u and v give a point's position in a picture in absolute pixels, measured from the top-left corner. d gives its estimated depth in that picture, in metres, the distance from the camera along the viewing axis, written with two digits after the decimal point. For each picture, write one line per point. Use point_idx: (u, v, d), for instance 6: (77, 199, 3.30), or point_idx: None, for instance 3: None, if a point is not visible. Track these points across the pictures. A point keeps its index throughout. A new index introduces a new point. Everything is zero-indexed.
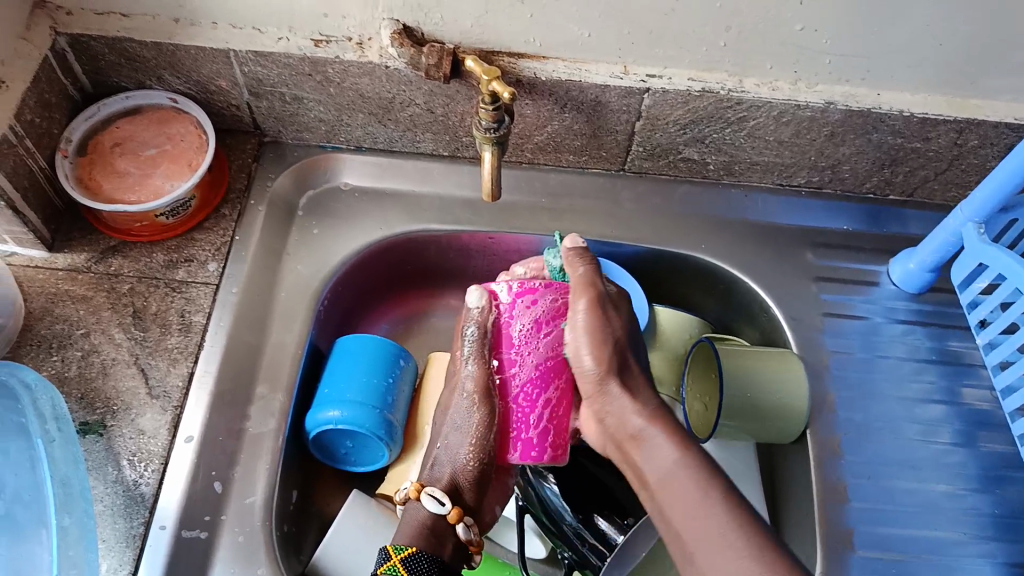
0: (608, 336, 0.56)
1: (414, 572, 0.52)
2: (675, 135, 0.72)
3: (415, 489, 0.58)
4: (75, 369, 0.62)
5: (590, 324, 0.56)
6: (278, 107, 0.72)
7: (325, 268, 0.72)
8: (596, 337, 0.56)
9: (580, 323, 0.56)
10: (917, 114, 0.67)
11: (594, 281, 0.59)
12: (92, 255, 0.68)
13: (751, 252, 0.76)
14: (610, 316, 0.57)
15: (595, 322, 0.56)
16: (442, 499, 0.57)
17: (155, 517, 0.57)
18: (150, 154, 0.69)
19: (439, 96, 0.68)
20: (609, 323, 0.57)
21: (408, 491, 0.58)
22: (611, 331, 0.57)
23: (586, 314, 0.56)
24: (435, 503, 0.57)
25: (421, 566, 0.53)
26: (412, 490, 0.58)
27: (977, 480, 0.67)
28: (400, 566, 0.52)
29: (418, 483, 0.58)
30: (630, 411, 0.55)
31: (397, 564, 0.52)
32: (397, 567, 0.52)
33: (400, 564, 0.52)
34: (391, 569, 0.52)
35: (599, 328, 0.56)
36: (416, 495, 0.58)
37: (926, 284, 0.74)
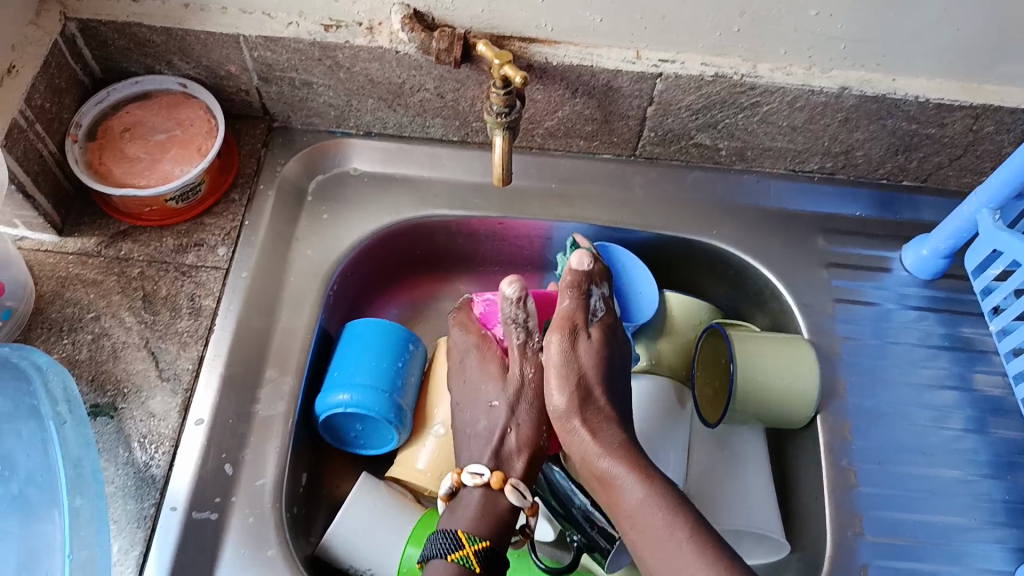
0: (574, 374, 0.58)
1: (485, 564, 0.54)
2: (687, 120, 0.71)
3: (501, 481, 0.57)
4: (86, 352, 0.62)
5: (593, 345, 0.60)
6: (287, 92, 0.72)
7: (334, 252, 0.72)
8: (562, 372, 0.58)
9: (553, 356, 0.59)
10: (932, 100, 0.67)
11: (577, 313, 0.61)
12: (102, 239, 0.68)
13: (762, 238, 0.75)
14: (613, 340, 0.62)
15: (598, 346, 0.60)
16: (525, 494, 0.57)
17: (165, 498, 0.57)
18: (160, 139, 0.69)
19: (450, 81, 0.68)
20: (578, 361, 0.59)
21: (492, 479, 0.57)
22: (578, 370, 0.58)
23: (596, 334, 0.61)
24: (518, 499, 0.57)
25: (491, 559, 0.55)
26: (497, 481, 0.57)
27: (989, 467, 0.66)
28: (473, 559, 0.54)
29: (502, 473, 0.57)
30: (592, 451, 0.55)
31: (470, 556, 0.54)
32: (469, 559, 0.54)
33: (472, 557, 0.54)
34: (462, 559, 0.53)
35: (568, 365, 0.58)
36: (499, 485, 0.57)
37: (939, 271, 0.73)
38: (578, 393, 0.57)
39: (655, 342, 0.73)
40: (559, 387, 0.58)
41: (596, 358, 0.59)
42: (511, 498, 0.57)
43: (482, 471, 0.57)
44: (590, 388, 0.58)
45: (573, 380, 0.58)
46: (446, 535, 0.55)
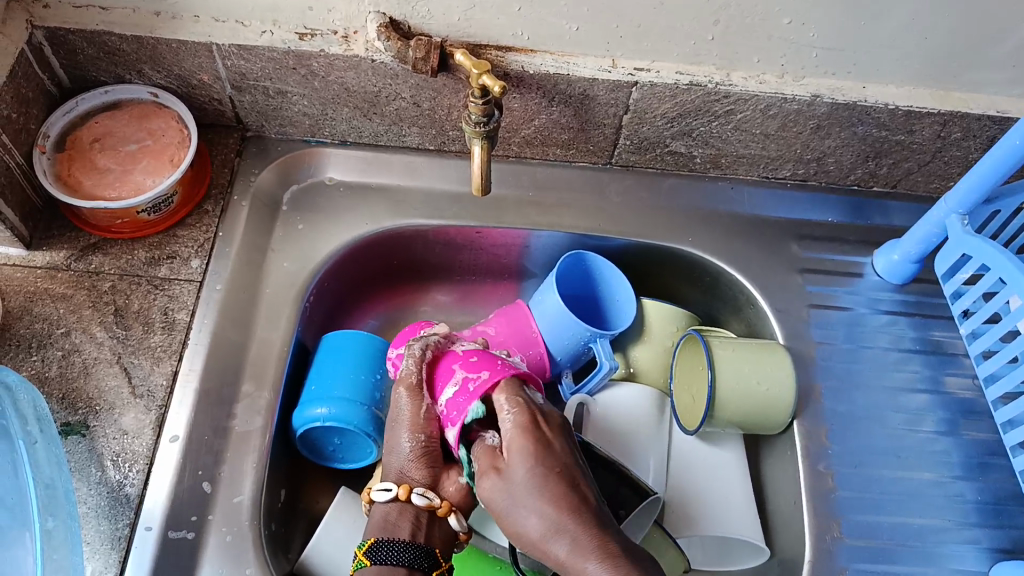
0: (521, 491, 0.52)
1: (379, 557, 0.53)
2: (662, 128, 0.72)
3: (448, 511, 0.56)
4: (56, 369, 0.61)
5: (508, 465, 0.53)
6: (261, 101, 0.71)
7: (312, 263, 0.71)
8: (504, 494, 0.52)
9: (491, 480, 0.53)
10: (901, 107, 0.68)
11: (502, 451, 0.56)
12: (72, 252, 0.66)
13: (737, 245, 0.76)
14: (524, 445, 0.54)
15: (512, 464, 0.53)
16: (387, 485, 0.57)
17: (140, 518, 0.56)
18: (130, 150, 0.68)
19: (426, 90, 0.68)
20: (513, 482, 0.52)
21: (397, 493, 0.56)
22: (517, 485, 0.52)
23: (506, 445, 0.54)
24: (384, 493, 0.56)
25: (387, 552, 0.53)
26: (403, 494, 0.56)
27: (962, 468, 0.67)
28: (363, 558, 0.53)
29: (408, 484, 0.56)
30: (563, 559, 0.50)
31: (359, 557, 0.54)
32: (361, 559, 0.53)
33: (363, 556, 0.53)
34: (360, 565, 0.53)
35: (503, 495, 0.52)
36: (406, 498, 0.56)
37: (910, 275, 0.74)
38: (540, 500, 0.51)
39: (632, 349, 0.74)
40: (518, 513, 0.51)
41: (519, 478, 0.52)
42: (453, 523, 0.57)
43: (431, 496, 0.56)
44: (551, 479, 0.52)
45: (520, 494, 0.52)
46: (389, 542, 0.54)
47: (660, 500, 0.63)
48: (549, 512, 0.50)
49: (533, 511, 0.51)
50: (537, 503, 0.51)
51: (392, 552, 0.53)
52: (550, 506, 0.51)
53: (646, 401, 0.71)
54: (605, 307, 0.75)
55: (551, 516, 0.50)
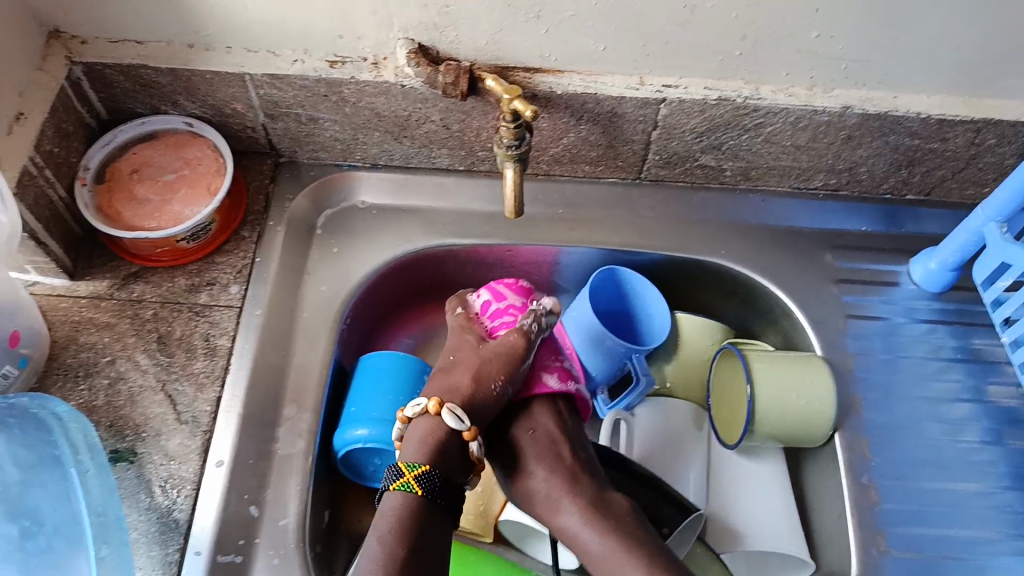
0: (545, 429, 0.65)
1: (428, 489, 0.56)
2: (691, 142, 0.72)
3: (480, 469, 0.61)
4: (103, 398, 0.62)
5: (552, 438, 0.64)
6: (293, 128, 0.72)
7: (347, 285, 0.72)
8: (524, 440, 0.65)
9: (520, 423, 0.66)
10: (934, 115, 0.67)
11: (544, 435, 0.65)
12: (115, 281, 0.68)
13: (772, 256, 0.76)
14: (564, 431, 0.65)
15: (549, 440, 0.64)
16: (463, 417, 0.59)
17: (189, 543, 0.56)
18: (168, 180, 0.69)
19: (455, 113, 0.68)
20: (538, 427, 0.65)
21: (466, 431, 0.59)
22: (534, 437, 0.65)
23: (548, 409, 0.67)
24: (459, 421, 0.59)
25: (434, 486, 0.57)
26: (471, 436, 0.59)
27: (1009, 478, 0.66)
28: (414, 485, 0.56)
29: (475, 429, 0.60)
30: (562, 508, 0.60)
31: (412, 482, 0.56)
32: (411, 485, 0.56)
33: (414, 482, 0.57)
34: (406, 486, 0.56)
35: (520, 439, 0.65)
36: (471, 439, 0.59)
37: (948, 283, 0.73)
38: (540, 451, 0.63)
39: (667, 364, 0.74)
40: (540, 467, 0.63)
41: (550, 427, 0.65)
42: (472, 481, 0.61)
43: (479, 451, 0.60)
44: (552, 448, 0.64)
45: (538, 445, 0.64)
46: (440, 476, 0.57)
47: (702, 515, 0.62)
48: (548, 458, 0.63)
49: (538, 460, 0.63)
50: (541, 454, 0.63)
51: (437, 487, 0.57)
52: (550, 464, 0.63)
53: (683, 412, 0.71)
54: (637, 322, 0.76)
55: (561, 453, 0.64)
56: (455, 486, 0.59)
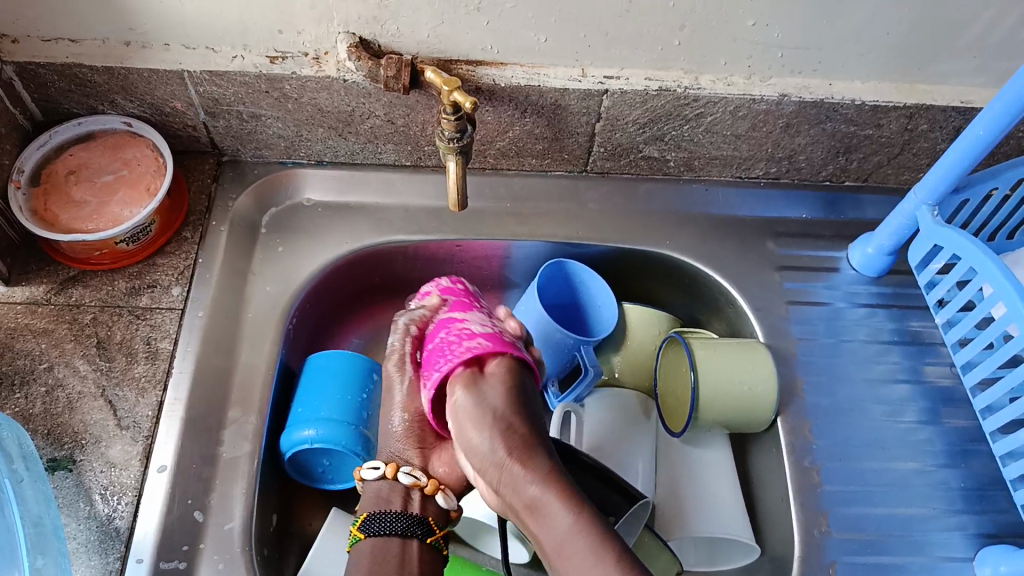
0: (492, 400, 0.53)
1: (368, 531, 0.55)
2: (635, 134, 0.72)
3: (435, 488, 0.58)
4: (40, 405, 0.61)
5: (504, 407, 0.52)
6: (235, 125, 0.71)
7: (293, 284, 0.71)
8: (476, 414, 0.52)
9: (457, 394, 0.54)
10: (867, 101, 0.69)
11: (497, 406, 0.53)
12: (51, 286, 0.66)
13: (716, 245, 0.77)
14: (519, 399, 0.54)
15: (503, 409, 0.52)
16: (373, 464, 0.59)
17: (131, 550, 0.56)
18: (106, 181, 0.68)
19: (399, 107, 0.68)
20: (483, 396, 0.53)
21: (385, 471, 0.58)
22: (488, 406, 0.53)
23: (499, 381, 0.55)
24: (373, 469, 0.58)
25: (373, 527, 0.55)
26: (390, 472, 0.58)
27: (945, 456, 0.68)
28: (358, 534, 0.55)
29: (394, 463, 0.58)
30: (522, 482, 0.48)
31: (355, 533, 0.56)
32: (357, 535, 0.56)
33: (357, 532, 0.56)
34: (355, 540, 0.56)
35: (472, 409, 0.53)
36: (394, 475, 0.58)
37: (885, 268, 0.75)
38: (498, 424, 0.51)
39: (615, 355, 0.74)
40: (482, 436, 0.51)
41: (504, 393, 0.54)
42: (441, 501, 0.58)
43: (417, 475, 0.58)
44: (509, 420, 0.52)
45: (486, 414, 0.52)
46: (380, 515, 0.56)
47: (648, 504, 0.63)
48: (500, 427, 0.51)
49: (489, 429, 0.51)
50: (494, 424, 0.51)
51: (379, 526, 0.55)
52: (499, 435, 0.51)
53: (630, 402, 0.72)
54: (585, 313, 0.76)
55: (511, 422, 0.51)
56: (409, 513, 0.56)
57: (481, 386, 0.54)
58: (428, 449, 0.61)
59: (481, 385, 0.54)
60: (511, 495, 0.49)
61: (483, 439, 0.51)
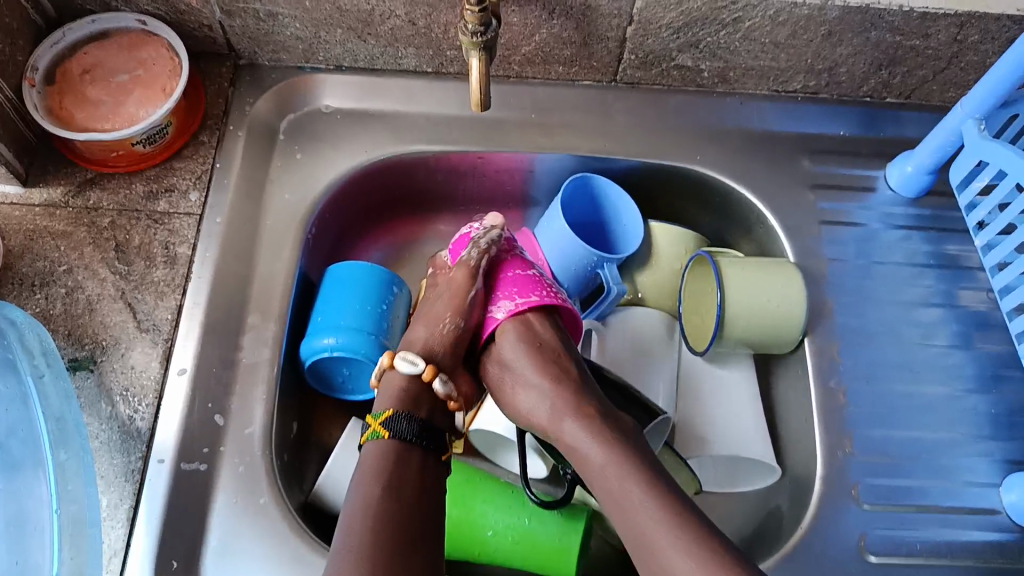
0: (539, 335, 0.63)
1: (396, 431, 0.54)
2: (668, 40, 0.68)
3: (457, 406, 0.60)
4: (61, 306, 0.61)
5: (551, 344, 0.62)
6: (251, 25, 0.68)
7: (312, 193, 0.70)
8: (524, 338, 0.62)
9: (507, 342, 0.63)
10: (918, 8, 0.64)
11: (547, 346, 0.62)
12: (68, 188, 0.65)
13: (748, 162, 0.74)
14: (564, 336, 0.64)
15: (550, 347, 0.62)
16: (415, 360, 0.59)
17: (152, 450, 0.57)
18: (121, 81, 0.66)
19: (421, 7, 0.65)
20: (534, 333, 0.63)
21: (423, 371, 0.59)
22: (537, 343, 0.62)
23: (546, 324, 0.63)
24: (411, 364, 0.59)
25: (403, 427, 0.55)
26: (430, 374, 0.58)
27: (974, 381, 0.67)
28: (382, 432, 0.55)
29: (433, 367, 0.59)
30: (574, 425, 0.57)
31: (378, 430, 0.55)
32: (378, 433, 0.55)
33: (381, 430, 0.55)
34: (375, 435, 0.55)
35: (524, 346, 0.62)
36: (430, 378, 0.59)
37: (924, 188, 0.72)
38: (544, 353, 0.61)
39: (640, 274, 0.73)
40: (533, 373, 0.61)
41: (551, 332, 0.63)
42: (458, 419, 0.60)
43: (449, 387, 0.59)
44: (555, 354, 0.62)
45: (537, 352, 0.61)
46: (407, 417, 0.55)
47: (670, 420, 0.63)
48: (548, 370, 0.60)
49: (540, 371, 0.60)
50: (545, 366, 0.61)
51: (407, 427, 0.55)
52: (547, 372, 0.60)
53: (654, 322, 0.70)
54: (609, 233, 0.74)
55: (559, 362, 0.61)
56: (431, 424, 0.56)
57: (532, 323, 0.63)
58: (456, 365, 0.62)
59: (533, 327, 0.63)
60: (562, 434, 0.57)
61: (537, 374, 0.60)
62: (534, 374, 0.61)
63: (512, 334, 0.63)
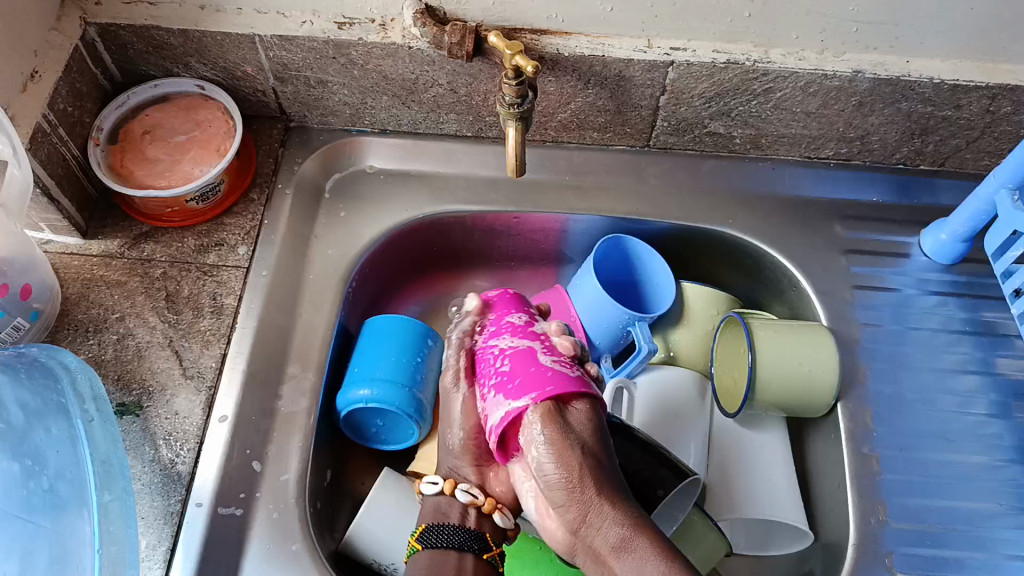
0: (574, 427, 0.52)
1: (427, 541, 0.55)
2: (700, 109, 0.71)
3: (491, 506, 0.58)
4: (112, 352, 0.63)
5: (586, 437, 0.51)
6: (303, 91, 0.73)
7: (353, 249, 0.73)
8: (560, 438, 0.50)
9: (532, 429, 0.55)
10: (947, 80, 0.66)
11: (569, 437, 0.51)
12: (125, 240, 0.69)
13: (780, 226, 0.75)
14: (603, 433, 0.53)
15: (584, 446, 0.51)
16: (433, 478, 0.60)
17: (191, 494, 0.58)
18: (179, 141, 0.70)
19: (463, 76, 0.68)
20: (566, 426, 0.51)
21: (443, 486, 0.59)
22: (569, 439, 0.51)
23: (579, 416, 0.53)
24: (432, 481, 0.60)
25: (432, 535, 0.56)
26: (448, 488, 0.59)
27: (1015, 452, 0.65)
28: (416, 545, 0.56)
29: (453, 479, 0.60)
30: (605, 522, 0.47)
31: (413, 545, 0.56)
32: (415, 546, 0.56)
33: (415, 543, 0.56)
34: (413, 551, 0.56)
35: (556, 437, 0.50)
36: (451, 490, 0.59)
37: (959, 255, 0.72)
38: (578, 458, 0.50)
39: (672, 333, 0.73)
40: (557, 468, 0.50)
41: (588, 425, 0.52)
42: (498, 520, 0.58)
43: (474, 493, 0.59)
44: (587, 451, 0.51)
45: (566, 448, 0.50)
46: (438, 528, 0.56)
47: (699, 483, 0.62)
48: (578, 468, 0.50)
49: (566, 467, 0.50)
50: (573, 464, 0.50)
51: (437, 537, 0.55)
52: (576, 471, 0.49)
53: (686, 381, 0.70)
54: (642, 292, 0.75)
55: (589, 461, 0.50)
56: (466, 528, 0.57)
57: (567, 412, 0.52)
58: (487, 467, 0.61)
59: (562, 413, 0.52)
60: (595, 534, 0.48)
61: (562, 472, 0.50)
62: (558, 472, 0.50)
63: (541, 425, 0.52)
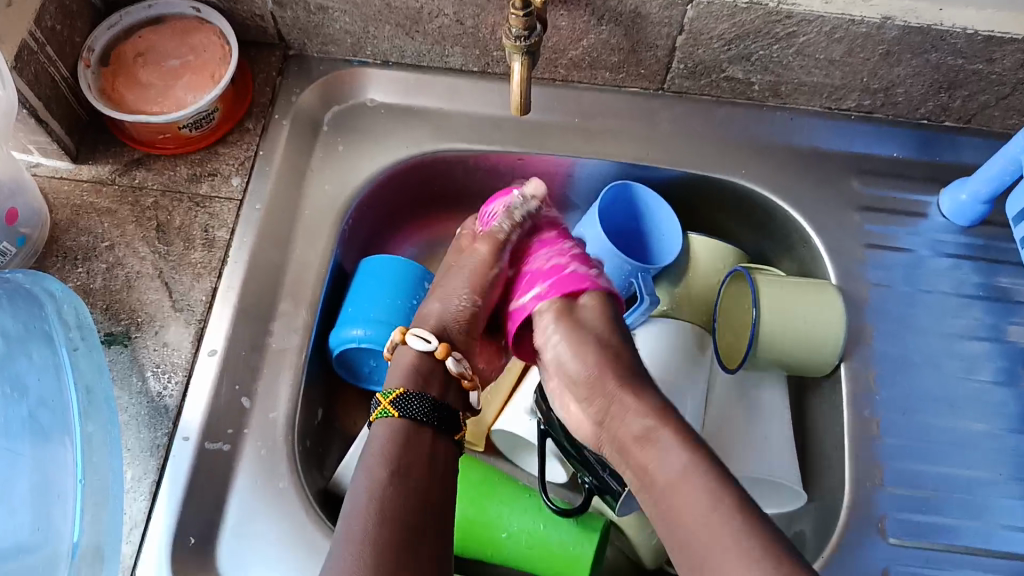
0: (591, 322, 0.62)
1: (405, 410, 0.55)
2: (719, 51, 0.67)
3: (473, 385, 0.62)
4: (101, 281, 0.62)
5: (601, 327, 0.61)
6: (302, 17, 0.69)
7: (351, 185, 0.70)
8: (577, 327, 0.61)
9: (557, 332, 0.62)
10: (981, 32, 0.62)
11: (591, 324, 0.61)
12: (116, 167, 0.67)
13: (793, 179, 0.72)
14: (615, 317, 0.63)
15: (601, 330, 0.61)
16: (428, 338, 0.61)
17: (178, 428, 0.57)
18: (171, 66, 0.67)
19: (470, 7, 0.65)
20: (584, 322, 0.62)
21: (437, 350, 0.60)
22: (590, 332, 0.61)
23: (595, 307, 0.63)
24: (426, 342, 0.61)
25: (411, 406, 0.55)
26: (442, 352, 0.60)
27: (1017, 421, 0.64)
28: (391, 410, 0.55)
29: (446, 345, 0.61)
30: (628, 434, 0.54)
31: (387, 409, 0.56)
32: (388, 411, 0.56)
33: (390, 408, 0.56)
34: (384, 413, 0.55)
35: (574, 329, 0.61)
36: (443, 356, 0.60)
37: (978, 217, 0.70)
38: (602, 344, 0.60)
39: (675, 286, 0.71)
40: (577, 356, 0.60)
41: (602, 317, 0.62)
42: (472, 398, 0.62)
43: (463, 366, 0.61)
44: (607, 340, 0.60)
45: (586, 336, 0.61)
46: (418, 397, 0.56)
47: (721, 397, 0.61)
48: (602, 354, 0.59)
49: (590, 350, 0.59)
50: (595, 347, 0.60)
51: (417, 407, 0.56)
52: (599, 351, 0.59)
53: (686, 333, 0.68)
54: (646, 241, 0.73)
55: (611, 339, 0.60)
56: (442, 404, 0.57)
57: (582, 309, 0.63)
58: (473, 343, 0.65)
59: (576, 310, 0.63)
60: (618, 426, 0.55)
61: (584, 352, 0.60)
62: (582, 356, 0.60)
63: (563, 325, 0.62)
